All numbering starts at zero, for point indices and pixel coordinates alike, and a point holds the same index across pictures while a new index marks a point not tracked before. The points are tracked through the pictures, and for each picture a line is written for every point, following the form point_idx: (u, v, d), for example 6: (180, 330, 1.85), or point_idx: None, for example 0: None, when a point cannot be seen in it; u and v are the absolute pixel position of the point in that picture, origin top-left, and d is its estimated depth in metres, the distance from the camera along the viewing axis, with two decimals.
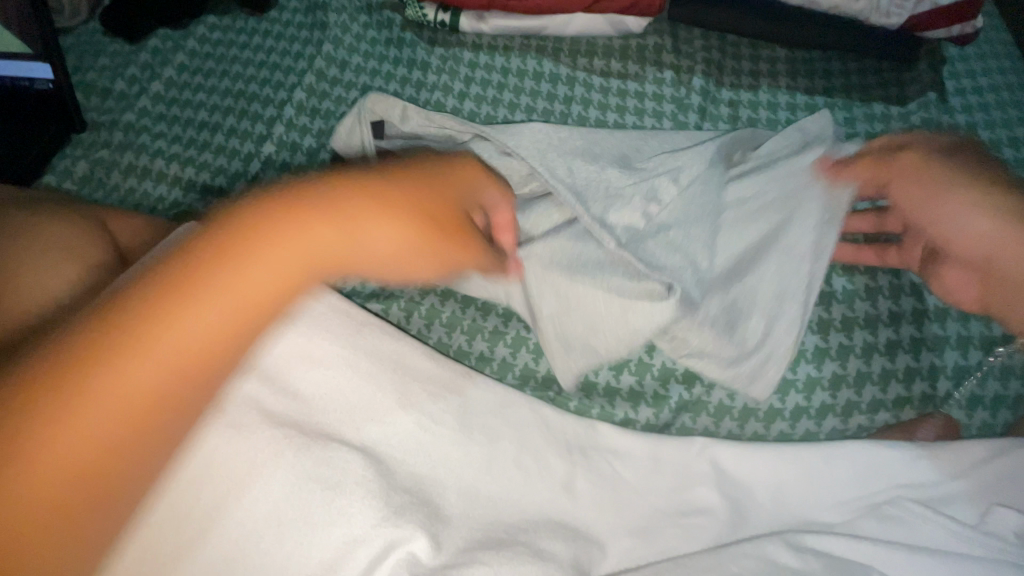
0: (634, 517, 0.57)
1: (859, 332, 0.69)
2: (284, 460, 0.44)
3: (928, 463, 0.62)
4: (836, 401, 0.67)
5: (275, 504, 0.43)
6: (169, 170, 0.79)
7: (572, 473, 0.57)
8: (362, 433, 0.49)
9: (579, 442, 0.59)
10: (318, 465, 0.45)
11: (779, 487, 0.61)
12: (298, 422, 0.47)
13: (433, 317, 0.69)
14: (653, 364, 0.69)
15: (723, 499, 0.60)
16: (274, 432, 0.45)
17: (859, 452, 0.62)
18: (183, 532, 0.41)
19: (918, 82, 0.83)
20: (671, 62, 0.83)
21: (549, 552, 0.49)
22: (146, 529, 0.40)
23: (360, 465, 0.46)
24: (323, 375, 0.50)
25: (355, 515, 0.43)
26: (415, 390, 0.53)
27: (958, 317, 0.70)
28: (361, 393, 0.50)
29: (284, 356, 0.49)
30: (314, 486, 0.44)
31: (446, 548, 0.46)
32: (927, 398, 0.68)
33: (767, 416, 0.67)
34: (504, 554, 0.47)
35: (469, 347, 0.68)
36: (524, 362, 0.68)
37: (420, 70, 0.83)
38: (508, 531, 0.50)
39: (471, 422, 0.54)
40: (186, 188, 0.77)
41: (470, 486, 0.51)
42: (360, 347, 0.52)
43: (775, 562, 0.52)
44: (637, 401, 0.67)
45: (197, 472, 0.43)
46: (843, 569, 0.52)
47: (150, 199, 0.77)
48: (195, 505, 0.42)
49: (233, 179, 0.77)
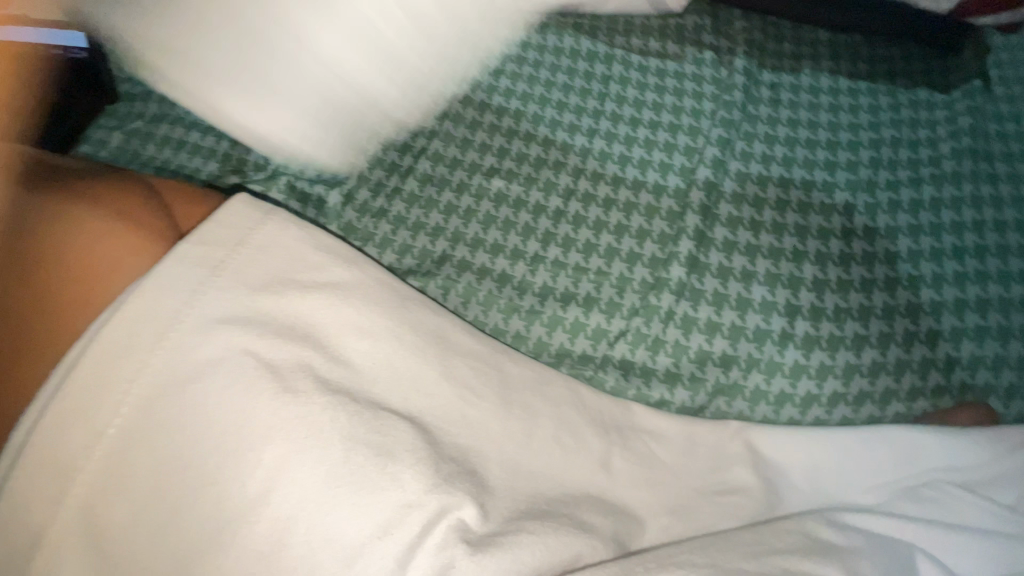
0: (670, 495, 0.57)
1: (899, 320, 0.69)
2: (339, 427, 0.44)
3: (966, 447, 0.61)
4: (875, 388, 0.67)
5: (331, 468, 0.43)
6: (205, 143, 0.79)
7: (609, 451, 0.57)
8: (410, 404, 0.49)
9: (616, 421, 0.60)
10: (370, 431, 0.45)
11: (815, 469, 0.61)
12: (349, 390, 0.47)
13: (470, 295, 0.70)
14: (689, 346, 0.68)
15: (759, 480, 0.60)
16: (329, 398, 0.45)
17: (895, 435, 0.62)
18: (240, 490, 0.41)
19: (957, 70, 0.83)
20: (710, 43, 0.86)
21: (590, 524, 0.51)
22: (215, 487, 0.41)
23: (411, 433, 0.47)
24: (368, 346, 0.50)
25: (409, 480, 0.44)
26: (458, 364, 0.53)
27: (999, 307, 0.69)
28: (408, 365, 0.50)
29: (330, 327, 0.49)
30: (368, 451, 0.44)
31: (492, 517, 0.47)
32: (964, 386, 0.67)
33: (804, 401, 0.66)
34: (549, 524, 0.48)
35: (506, 325, 0.69)
36: (561, 342, 0.68)
37: None
38: (549, 503, 0.51)
39: (512, 398, 0.54)
40: (222, 161, 0.78)
41: (512, 460, 0.51)
42: (404, 319, 0.52)
43: (818, 537, 0.52)
44: (673, 383, 0.67)
45: (258, 433, 0.43)
46: (884, 545, 0.52)
47: (186, 172, 0.77)
48: (256, 467, 0.42)
49: (269, 155, 0.78)
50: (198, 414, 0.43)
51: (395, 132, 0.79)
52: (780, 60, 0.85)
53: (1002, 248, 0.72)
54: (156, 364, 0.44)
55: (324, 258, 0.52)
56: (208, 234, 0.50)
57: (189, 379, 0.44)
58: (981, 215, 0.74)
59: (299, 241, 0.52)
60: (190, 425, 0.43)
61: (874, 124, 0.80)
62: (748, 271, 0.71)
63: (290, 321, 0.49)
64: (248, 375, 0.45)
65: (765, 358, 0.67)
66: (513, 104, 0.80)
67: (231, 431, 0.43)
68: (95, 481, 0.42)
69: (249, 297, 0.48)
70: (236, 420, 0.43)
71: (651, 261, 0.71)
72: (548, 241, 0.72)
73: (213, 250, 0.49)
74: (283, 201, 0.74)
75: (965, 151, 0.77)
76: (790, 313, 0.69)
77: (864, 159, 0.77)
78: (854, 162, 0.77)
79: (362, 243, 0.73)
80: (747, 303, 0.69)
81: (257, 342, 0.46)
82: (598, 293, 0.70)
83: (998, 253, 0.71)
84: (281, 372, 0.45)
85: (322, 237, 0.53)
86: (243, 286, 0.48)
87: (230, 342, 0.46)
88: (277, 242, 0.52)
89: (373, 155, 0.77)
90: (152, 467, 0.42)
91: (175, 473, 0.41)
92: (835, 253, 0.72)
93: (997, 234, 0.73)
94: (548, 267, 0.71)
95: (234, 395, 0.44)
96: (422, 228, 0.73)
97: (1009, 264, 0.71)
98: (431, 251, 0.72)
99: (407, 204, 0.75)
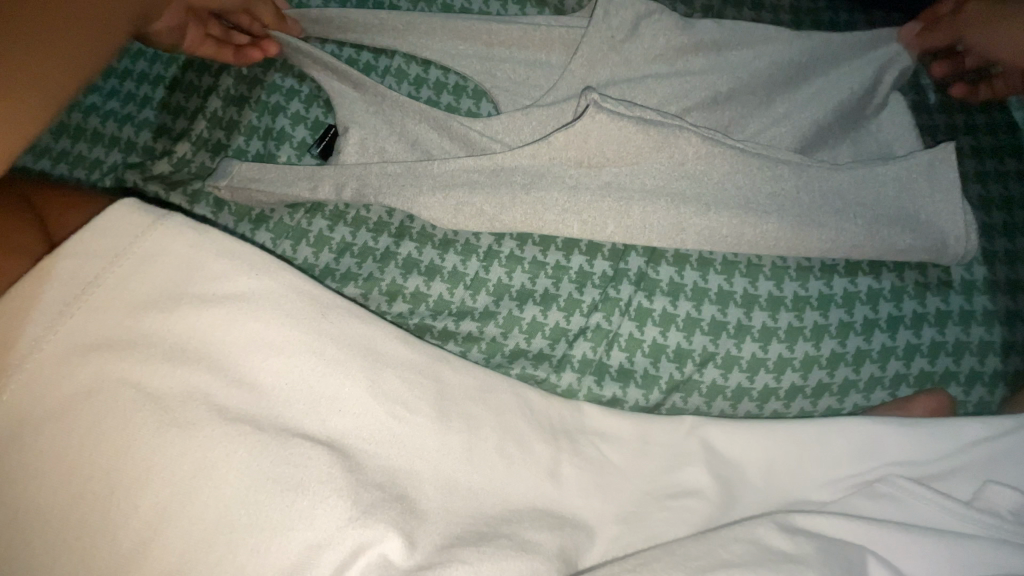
0: (621, 502, 0.54)
1: (860, 308, 0.66)
2: (235, 461, 0.41)
3: (927, 438, 0.59)
4: (833, 379, 0.65)
5: (227, 509, 0.39)
6: (106, 129, 0.69)
7: (558, 458, 0.53)
8: (329, 426, 0.45)
9: (564, 426, 0.56)
10: (277, 463, 0.41)
11: (771, 465, 0.58)
12: (255, 417, 0.43)
13: (419, 301, 0.66)
14: (644, 340, 0.65)
15: (712, 479, 0.57)
16: (225, 429, 0.41)
17: (855, 429, 0.59)
18: (117, 539, 0.38)
19: None
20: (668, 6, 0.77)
21: (534, 543, 0.47)
22: (82, 541, 0.38)
23: (327, 461, 0.42)
24: (280, 363, 0.45)
25: (319, 516, 0.40)
26: (389, 376, 0.48)
27: (960, 290, 0.67)
28: (326, 382, 0.45)
29: (236, 342, 0.44)
30: (272, 487, 0.40)
31: (421, 547, 0.43)
32: (925, 374, 0.65)
33: (760, 395, 0.65)
34: (485, 550, 0.44)
35: (457, 327, 0.65)
36: (516, 342, 0.65)
37: None
38: (490, 523, 0.47)
39: (450, 410, 0.49)
40: (128, 151, 0.70)
41: (449, 478, 0.47)
42: (325, 331, 0.47)
43: (768, 546, 0.49)
44: (626, 381, 0.65)
45: (134, 474, 0.39)
46: (835, 550, 0.50)
47: (86, 164, 0.68)
48: (132, 516, 0.39)
49: (177, 141, 0.70)
50: (62, 456, 0.40)
51: (322, 113, 0.72)
52: (742, 14, 0.77)
53: (987, 227, 0.69)
54: (12, 401, 0.40)
55: (226, 266, 0.46)
56: (81, 245, 0.44)
57: (57, 417, 0.40)
58: (968, 193, 0.70)
59: (196, 247, 0.46)
60: (61, 465, 0.39)
61: None
62: (705, 258, 0.68)
63: (185, 341, 0.44)
64: (126, 408, 0.41)
65: (721, 352, 0.65)
66: (451, 77, 0.74)
67: (106, 476, 0.39)
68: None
69: (138, 318, 0.43)
70: (114, 462, 0.40)
71: (612, 252, 0.68)
72: (503, 235, 0.68)
73: (92, 262, 0.44)
74: (193, 201, 0.68)
75: (926, 130, 0.72)
76: (746, 304, 0.66)
77: None
78: None
79: (296, 243, 0.67)
80: (703, 294, 0.66)
81: (144, 371, 0.42)
82: (556, 289, 0.67)
83: (987, 233, 0.69)
84: (169, 404, 0.42)
85: (222, 241, 0.47)
86: (132, 307, 0.44)
87: (109, 374, 0.42)
88: (170, 251, 0.46)
89: (299, 141, 0.71)
90: (9, 517, 0.39)
91: (45, 521, 0.39)
92: (794, 265, 0.68)
93: (978, 213, 0.69)
94: (503, 262, 0.67)
95: (114, 435, 0.40)
96: (364, 224, 0.68)
97: (996, 244, 0.68)
98: (374, 249, 0.68)
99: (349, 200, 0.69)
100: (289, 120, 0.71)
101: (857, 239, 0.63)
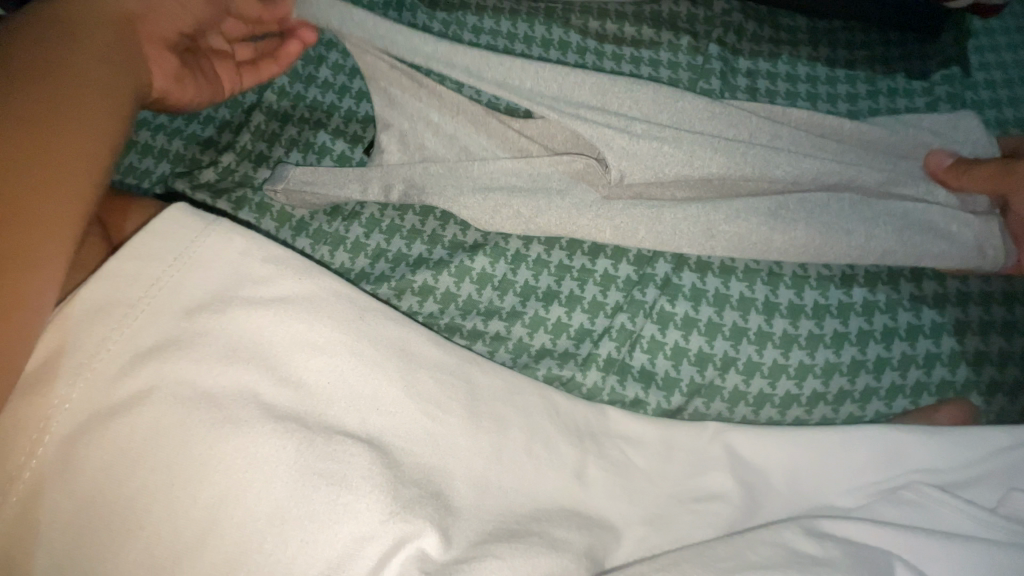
0: (646, 505, 0.55)
1: (879, 317, 0.67)
2: (284, 457, 0.43)
3: (951, 447, 0.59)
4: (854, 386, 0.65)
5: (277, 504, 0.42)
6: (156, 142, 0.73)
7: (584, 460, 0.54)
8: (368, 424, 0.47)
9: (590, 429, 0.57)
10: (321, 460, 0.43)
11: (794, 471, 0.59)
12: (299, 415, 0.45)
13: (448, 301, 0.68)
14: (666, 343, 0.66)
15: (737, 484, 0.57)
16: (273, 426, 0.44)
17: (879, 436, 0.60)
18: (176, 529, 0.41)
19: (953, 43, 0.77)
20: (688, 29, 0.76)
21: (564, 541, 0.48)
22: (142, 532, 0.41)
23: (367, 458, 0.44)
24: (322, 364, 0.47)
25: (362, 511, 0.42)
26: (423, 377, 0.50)
27: (980, 300, 0.68)
28: (364, 381, 0.48)
29: (280, 343, 0.47)
30: (317, 482, 0.43)
31: (457, 542, 0.45)
32: (946, 383, 0.66)
33: (782, 402, 0.66)
34: (517, 546, 0.45)
35: (485, 326, 0.67)
36: (541, 341, 0.67)
37: (428, 14, 0.77)
38: (520, 521, 0.48)
39: (480, 410, 0.51)
40: (176, 163, 0.73)
41: (480, 476, 0.49)
42: (361, 333, 0.49)
43: (795, 549, 0.50)
44: (648, 382, 0.66)
45: (189, 468, 0.42)
46: (861, 555, 0.51)
47: (137, 174, 0.72)
48: (191, 508, 0.41)
49: (224, 152, 0.73)
50: (123, 450, 0.42)
51: (362, 129, 0.74)
52: (766, 29, 0.78)
53: None
54: (77, 400, 0.43)
55: (272, 271, 0.49)
56: (140, 248, 0.47)
57: (113, 414, 0.43)
58: None
59: (244, 254, 0.49)
60: (120, 463, 0.42)
61: (871, 93, 0.75)
62: (727, 265, 0.69)
63: (233, 341, 0.46)
64: (183, 408, 0.43)
65: (743, 358, 0.66)
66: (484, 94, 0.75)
67: (166, 471, 0.42)
68: (11, 536, 0.41)
69: (191, 319, 0.46)
70: (174, 458, 0.42)
71: (638, 258, 0.69)
72: (531, 239, 0.69)
73: (151, 266, 0.47)
74: (237, 209, 0.70)
75: None
76: (767, 311, 0.67)
77: (863, 111, 0.74)
78: (853, 113, 0.74)
79: (333, 249, 0.69)
80: (724, 300, 0.67)
81: (198, 371, 0.44)
82: (582, 291, 0.68)
83: None
84: (223, 403, 0.44)
85: (269, 248, 0.50)
86: (186, 309, 0.46)
87: (163, 375, 0.44)
88: (220, 257, 0.48)
89: (339, 155, 0.73)
90: (74, 508, 0.41)
91: (102, 514, 0.41)
92: (812, 276, 0.68)
93: None
94: (531, 265, 0.69)
95: (171, 434, 0.42)
96: (398, 231, 0.70)
97: None
98: (407, 255, 0.70)
99: (384, 206, 0.71)
100: (329, 135, 0.73)
101: (880, 249, 0.64)
